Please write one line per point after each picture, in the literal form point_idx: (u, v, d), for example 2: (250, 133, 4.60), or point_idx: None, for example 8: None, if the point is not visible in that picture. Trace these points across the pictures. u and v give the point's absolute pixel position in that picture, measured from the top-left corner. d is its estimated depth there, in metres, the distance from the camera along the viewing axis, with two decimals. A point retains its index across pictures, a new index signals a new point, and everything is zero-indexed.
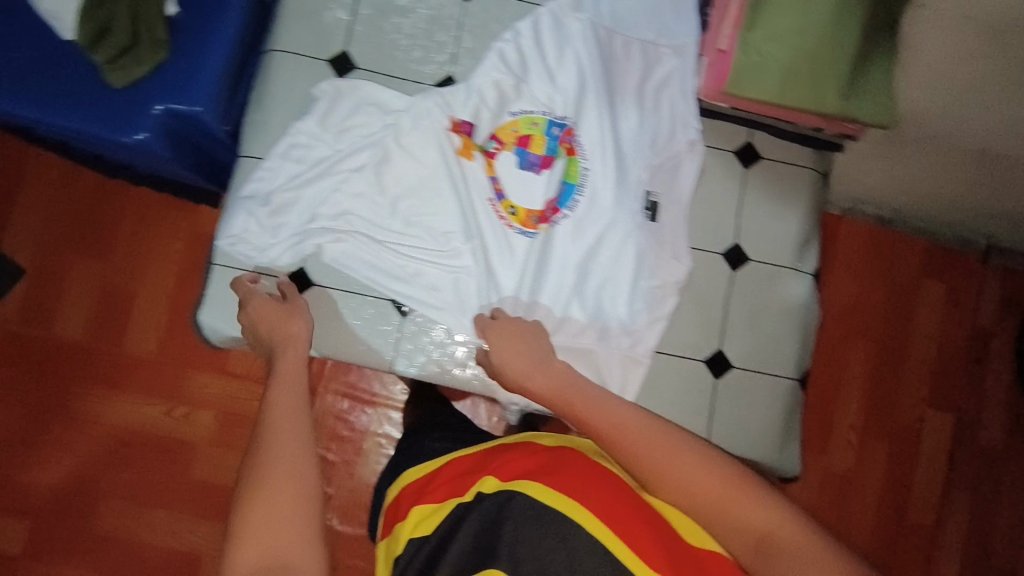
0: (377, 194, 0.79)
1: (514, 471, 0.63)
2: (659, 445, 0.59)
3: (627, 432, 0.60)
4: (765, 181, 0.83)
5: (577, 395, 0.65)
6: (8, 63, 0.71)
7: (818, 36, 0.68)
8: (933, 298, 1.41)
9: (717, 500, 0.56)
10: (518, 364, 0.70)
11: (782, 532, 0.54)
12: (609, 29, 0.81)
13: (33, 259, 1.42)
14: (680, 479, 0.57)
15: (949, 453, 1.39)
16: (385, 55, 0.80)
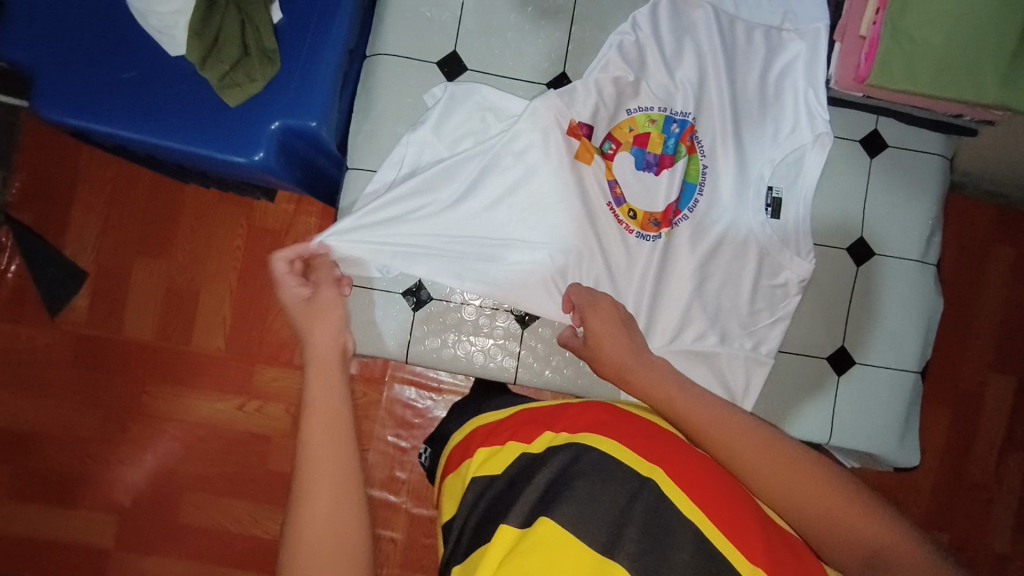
0: (492, 203, 0.75)
1: (585, 421, 0.54)
2: (762, 446, 0.48)
3: (725, 425, 0.50)
4: (891, 171, 0.81)
5: (679, 385, 0.56)
6: (123, 85, 0.69)
7: (972, 22, 0.67)
8: (1002, 263, 1.38)
9: (825, 512, 0.45)
10: (616, 355, 0.61)
11: (901, 554, 0.43)
12: (731, 16, 0.78)
13: (94, 257, 1.32)
14: (787, 487, 0.46)
15: (1010, 417, 1.39)
16: (498, 54, 0.78)
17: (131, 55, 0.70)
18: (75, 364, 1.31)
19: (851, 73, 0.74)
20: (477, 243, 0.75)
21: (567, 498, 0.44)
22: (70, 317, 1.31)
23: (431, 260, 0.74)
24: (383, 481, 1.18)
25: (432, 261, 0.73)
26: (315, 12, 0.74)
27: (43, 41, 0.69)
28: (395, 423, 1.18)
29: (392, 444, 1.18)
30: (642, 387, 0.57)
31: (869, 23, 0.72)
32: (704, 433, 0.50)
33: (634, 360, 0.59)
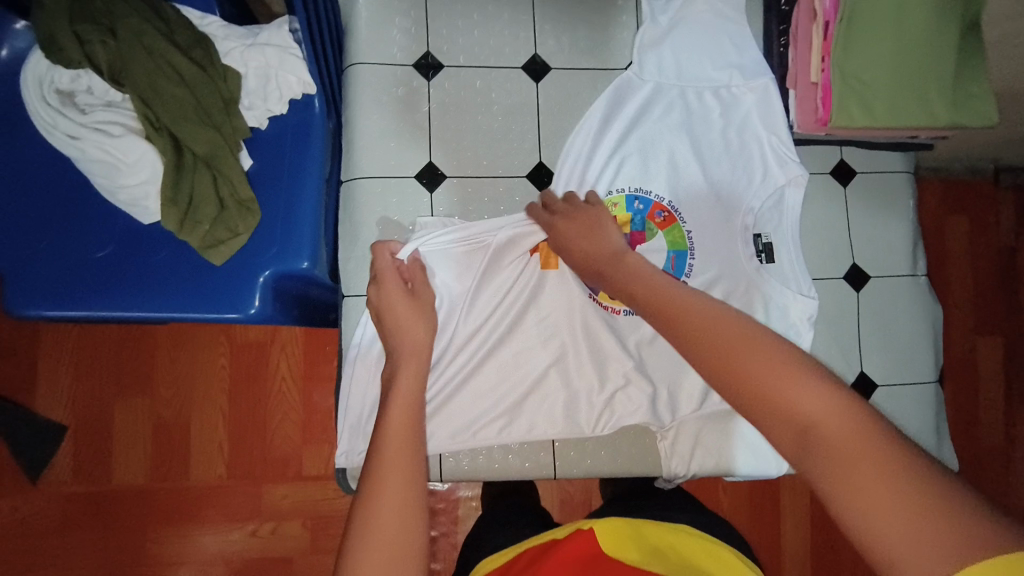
0: (475, 342, 0.75)
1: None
2: (712, 321, 0.49)
3: (679, 309, 0.51)
4: (865, 195, 0.84)
5: (648, 279, 0.57)
6: (97, 265, 0.67)
7: (914, 57, 0.71)
8: (960, 232, 1.44)
9: (762, 382, 0.44)
10: (592, 258, 0.64)
11: (837, 427, 0.40)
12: (683, 80, 0.80)
13: (72, 411, 1.24)
14: (721, 350, 0.47)
15: (1005, 373, 1.43)
16: (472, 155, 0.78)
17: (101, 231, 0.67)
18: (69, 528, 1.22)
19: (812, 116, 0.77)
20: (469, 385, 0.74)
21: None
22: (57, 480, 1.22)
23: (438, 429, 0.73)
24: None
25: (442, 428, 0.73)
26: (284, 153, 0.74)
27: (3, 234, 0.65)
28: None
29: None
30: (615, 284, 0.60)
31: (818, 69, 0.75)
32: (665, 312, 0.52)
33: (609, 261, 0.62)
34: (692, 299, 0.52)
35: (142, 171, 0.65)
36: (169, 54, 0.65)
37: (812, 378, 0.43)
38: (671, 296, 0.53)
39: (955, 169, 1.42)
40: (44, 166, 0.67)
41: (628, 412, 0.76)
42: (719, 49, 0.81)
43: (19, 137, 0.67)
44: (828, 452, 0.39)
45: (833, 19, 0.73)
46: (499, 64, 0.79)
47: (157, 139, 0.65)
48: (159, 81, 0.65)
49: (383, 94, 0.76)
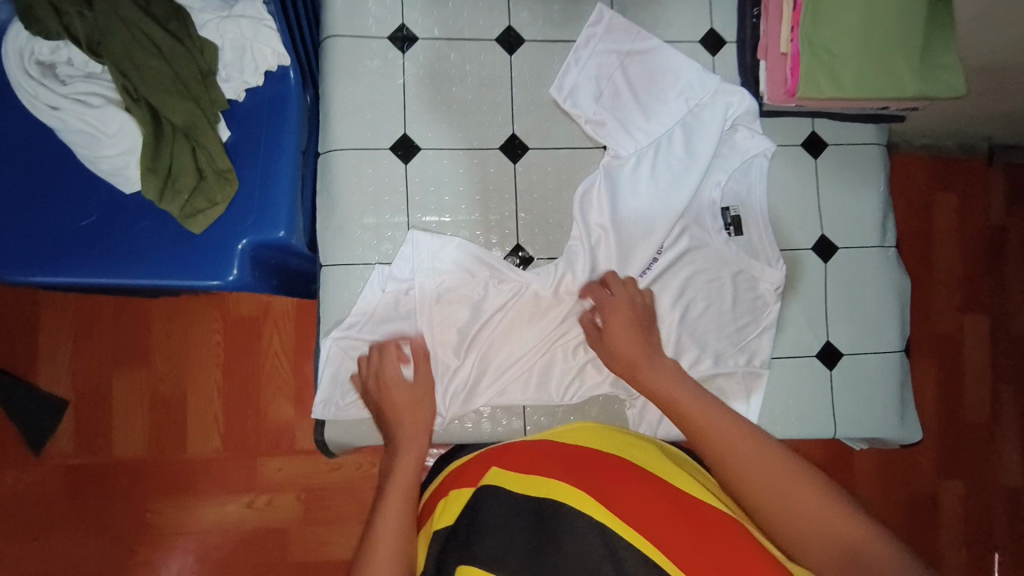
0: (463, 330, 0.78)
1: (512, 465, 0.60)
2: (751, 448, 0.55)
3: (722, 431, 0.58)
4: (836, 167, 0.85)
5: (686, 390, 0.65)
6: (83, 233, 0.69)
7: (881, 25, 0.71)
8: (948, 210, 1.45)
9: (806, 509, 0.50)
10: (628, 350, 0.71)
11: (874, 554, 0.46)
12: (632, 70, 0.82)
13: (72, 385, 1.28)
14: (755, 473, 0.53)
15: (991, 351, 1.45)
16: (446, 128, 0.79)
17: (86, 201, 0.70)
18: (71, 499, 1.26)
19: (781, 88, 0.78)
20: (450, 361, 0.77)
21: (474, 533, 0.51)
22: (58, 452, 1.27)
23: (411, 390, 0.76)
24: None
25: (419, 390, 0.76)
26: (262, 125, 0.74)
27: None
28: None
29: None
30: (653, 387, 0.66)
31: (787, 40, 0.76)
32: (700, 429, 0.59)
33: (647, 359, 0.69)
34: (732, 423, 0.59)
35: (122, 141, 0.67)
36: (147, 27, 0.67)
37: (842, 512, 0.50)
38: (709, 418, 0.59)
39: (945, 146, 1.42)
40: (28, 139, 0.69)
41: (596, 381, 0.80)
42: (675, 54, 0.82)
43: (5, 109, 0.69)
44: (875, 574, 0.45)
45: None
46: (472, 37, 0.80)
47: (136, 109, 0.67)
48: (137, 54, 0.67)
49: (357, 67, 0.78)
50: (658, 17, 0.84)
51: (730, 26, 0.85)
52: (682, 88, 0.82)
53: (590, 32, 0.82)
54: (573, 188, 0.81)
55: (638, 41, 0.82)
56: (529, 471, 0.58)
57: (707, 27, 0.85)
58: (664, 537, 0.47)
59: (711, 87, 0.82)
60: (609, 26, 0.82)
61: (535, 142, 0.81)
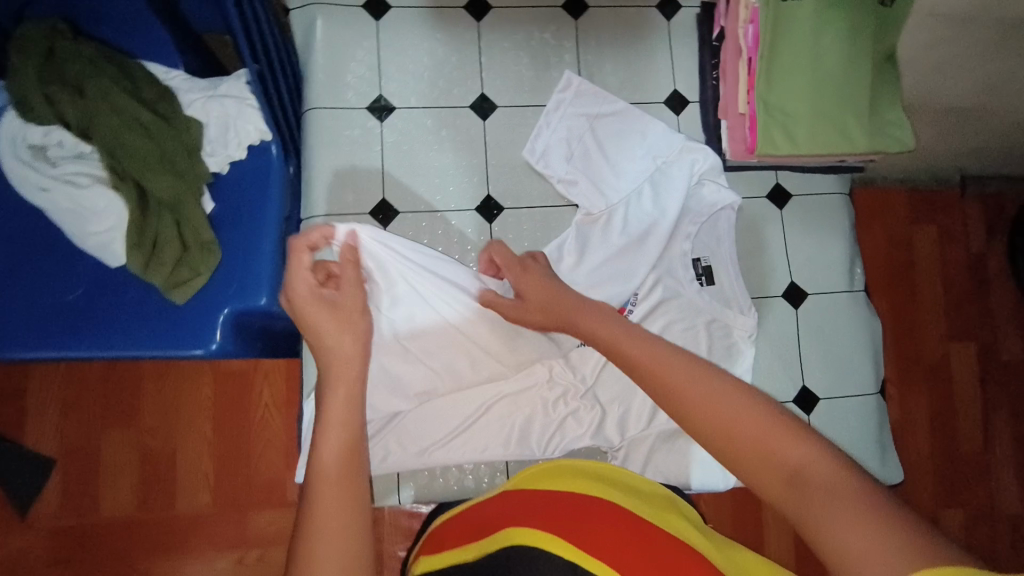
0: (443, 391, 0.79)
1: (471, 528, 0.60)
2: (689, 382, 0.47)
3: (658, 362, 0.49)
4: (801, 215, 0.88)
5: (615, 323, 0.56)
6: (69, 309, 0.71)
7: (829, 88, 0.76)
8: (928, 239, 1.48)
9: (745, 429, 0.44)
10: (552, 301, 0.62)
11: (821, 475, 0.40)
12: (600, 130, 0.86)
13: (59, 443, 1.27)
14: (689, 396, 0.46)
15: (980, 379, 1.46)
16: (424, 191, 0.83)
17: (72, 277, 0.72)
18: (56, 561, 1.24)
19: (742, 145, 0.82)
20: (432, 420, 0.79)
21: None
22: (45, 512, 1.25)
23: (397, 450, 0.79)
24: None
25: (408, 450, 0.79)
26: (245, 195, 0.77)
27: None
28: None
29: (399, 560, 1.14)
30: (584, 326, 0.57)
31: (744, 101, 0.81)
32: (630, 360, 0.51)
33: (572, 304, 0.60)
34: (667, 349, 0.50)
35: (109, 218, 0.69)
36: (134, 108, 0.70)
37: (792, 433, 0.43)
38: (641, 352, 0.51)
39: (920, 178, 1.47)
40: (19, 217, 0.71)
41: (577, 434, 0.81)
42: (641, 115, 0.87)
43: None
44: (823, 495, 0.39)
45: (755, 54, 0.79)
46: (448, 104, 0.85)
47: (122, 187, 0.69)
48: (127, 134, 0.70)
49: (338, 137, 0.82)
50: (624, 80, 0.89)
51: (694, 87, 0.90)
52: (650, 146, 0.86)
53: (560, 97, 0.86)
54: (545, 243, 0.84)
55: (606, 103, 0.86)
56: (484, 528, 0.59)
57: (672, 88, 0.89)
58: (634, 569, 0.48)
59: (676, 144, 0.86)
60: (578, 90, 0.87)
61: (510, 202, 0.85)
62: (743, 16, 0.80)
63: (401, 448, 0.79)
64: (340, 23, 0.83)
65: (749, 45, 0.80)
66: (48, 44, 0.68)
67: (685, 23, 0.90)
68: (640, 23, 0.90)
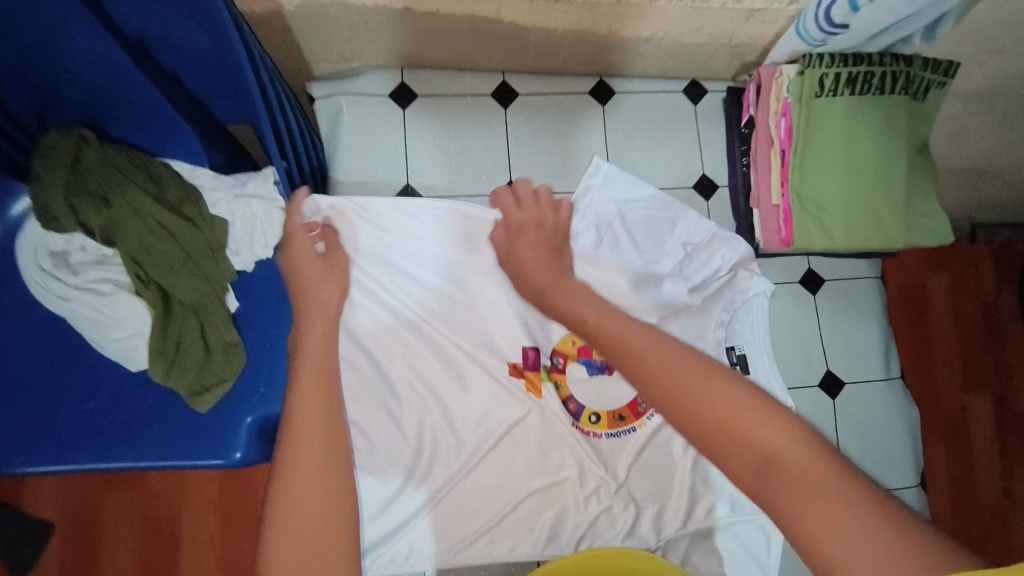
0: (476, 488, 0.78)
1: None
2: (673, 366, 0.44)
3: (642, 350, 0.46)
4: (835, 301, 0.87)
5: (598, 315, 0.53)
6: (88, 419, 0.68)
7: (863, 180, 0.74)
8: (940, 289, 1.45)
9: (713, 404, 0.41)
10: (535, 265, 0.67)
11: (793, 458, 0.37)
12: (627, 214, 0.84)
13: (60, 509, 1.22)
14: (656, 368, 0.44)
15: (994, 428, 1.44)
16: (452, 281, 0.80)
17: (91, 383, 0.69)
18: None
19: (775, 236, 0.80)
20: (464, 520, 0.77)
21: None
22: None
23: (424, 549, 0.76)
24: None
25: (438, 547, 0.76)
26: (271, 293, 0.75)
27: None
28: None
29: None
30: (564, 309, 0.58)
31: (778, 192, 0.79)
32: (607, 336, 0.50)
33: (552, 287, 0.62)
34: (642, 327, 0.49)
35: (130, 325, 0.67)
36: (157, 213, 0.68)
37: (762, 410, 0.40)
38: (623, 341, 0.48)
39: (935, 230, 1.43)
40: (36, 324, 0.69)
41: (610, 536, 0.78)
42: (671, 201, 0.84)
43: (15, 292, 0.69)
44: (792, 482, 0.37)
45: (788, 147, 0.77)
46: (476, 191, 0.84)
47: (147, 293, 0.68)
48: (149, 240, 0.68)
49: None
50: (652, 164, 0.88)
51: (722, 171, 0.89)
52: (681, 233, 0.84)
53: (589, 183, 0.83)
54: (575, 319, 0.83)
55: (635, 189, 0.84)
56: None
57: (700, 172, 0.89)
58: None
59: (708, 232, 0.84)
60: (607, 175, 0.83)
61: None
62: (773, 108, 0.78)
63: (429, 544, 0.76)
64: (367, 109, 0.81)
65: (781, 137, 0.78)
66: (72, 156, 0.66)
67: (712, 106, 0.89)
68: (669, 105, 0.88)
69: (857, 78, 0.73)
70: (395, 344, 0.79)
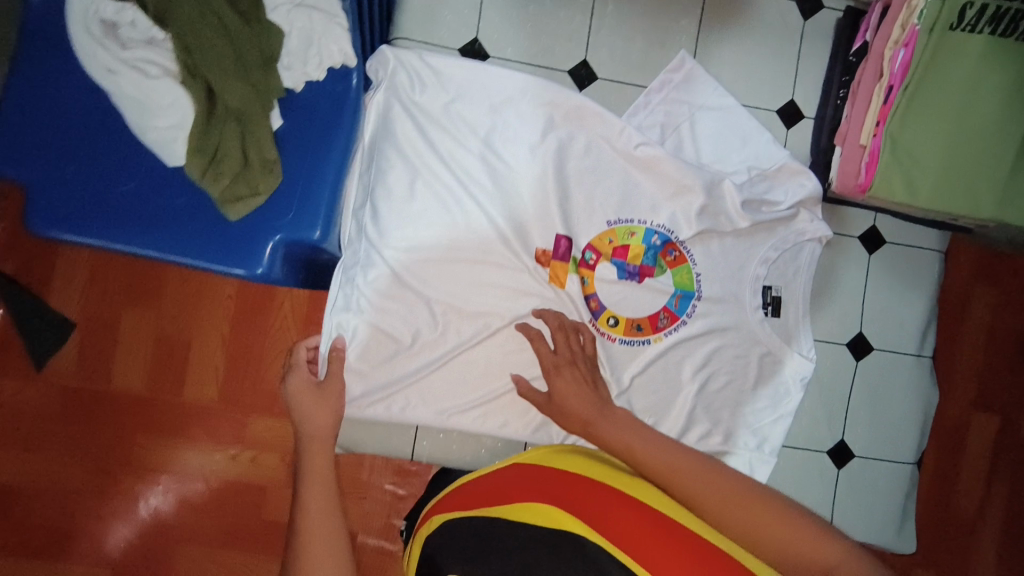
0: (479, 363, 0.78)
1: (485, 495, 0.61)
2: (713, 488, 0.58)
3: (685, 479, 0.59)
4: (891, 264, 0.82)
5: (641, 438, 0.64)
6: (119, 201, 0.67)
7: (971, 138, 0.66)
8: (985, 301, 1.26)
9: (768, 532, 0.54)
10: (582, 410, 0.68)
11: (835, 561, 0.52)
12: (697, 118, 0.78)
13: (82, 310, 1.25)
14: (710, 497, 0.57)
15: (990, 456, 1.28)
16: (501, 152, 0.77)
17: (127, 169, 0.68)
18: (65, 417, 1.26)
19: (852, 180, 0.74)
20: (461, 390, 0.78)
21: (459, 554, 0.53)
22: (59, 372, 1.25)
23: (416, 402, 0.78)
24: (380, 530, 1.14)
25: (429, 403, 0.78)
26: (315, 119, 0.73)
27: (42, 150, 0.66)
28: (378, 530, 1.14)
29: (390, 493, 1.15)
30: (609, 438, 0.65)
31: (870, 133, 0.72)
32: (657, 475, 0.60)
33: (600, 417, 0.67)
34: (688, 459, 0.61)
35: (173, 116, 0.66)
36: (219, 8, 0.66)
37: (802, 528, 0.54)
38: (668, 464, 0.60)
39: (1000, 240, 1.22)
40: (83, 96, 0.67)
41: None
42: (750, 122, 0.79)
43: (66, 58, 0.67)
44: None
45: (898, 83, 0.68)
46: (547, 65, 0.78)
47: (191, 86, 0.65)
48: (203, 31, 0.65)
49: (422, 73, 0.74)
50: (741, 78, 0.80)
51: (813, 100, 0.83)
52: (750, 156, 0.79)
53: (667, 77, 0.78)
54: (619, 218, 0.78)
55: (714, 96, 0.78)
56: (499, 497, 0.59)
57: (790, 96, 0.82)
58: (651, 555, 0.48)
59: (778, 161, 0.78)
60: (689, 74, 0.78)
61: (588, 184, 0.78)
62: (895, 38, 0.70)
63: (421, 397, 0.78)
64: None
65: (893, 72, 0.70)
66: None
67: (823, 26, 0.81)
68: (776, 15, 0.80)
69: (1006, 16, 0.62)
70: (416, 202, 0.76)
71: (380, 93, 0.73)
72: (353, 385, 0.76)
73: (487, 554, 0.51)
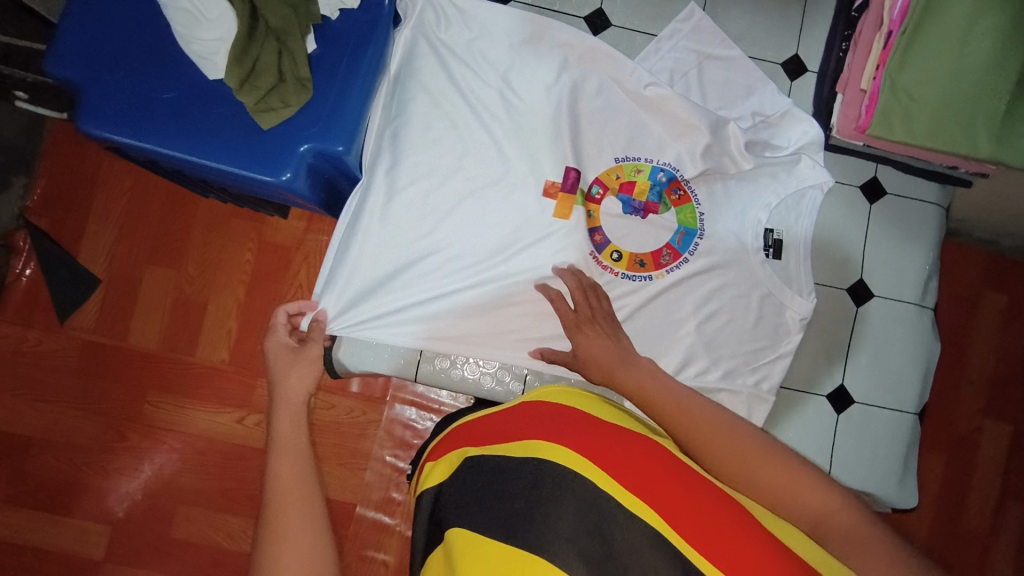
0: (485, 288, 0.80)
1: (489, 432, 0.56)
2: (717, 428, 0.54)
3: (693, 416, 0.56)
4: (890, 215, 0.86)
5: (655, 380, 0.63)
6: (166, 106, 0.73)
7: (972, 79, 0.69)
8: (993, 308, 1.24)
9: (774, 486, 0.50)
10: (583, 333, 0.71)
11: (842, 520, 0.47)
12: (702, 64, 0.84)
13: (108, 265, 1.23)
14: (715, 443, 0.53)
15: (1003, 466, 1.22)
16: (517, 85, 0.82)
17: (174, 80, 0.74)
18: (82, 372, 1.21)
19: (853, 122, 0.79)
20: (466, 313, 0.80)
21: (456, 507, 0.50)
22: (80, 325, 1.22)
23: (418, 326, 0.79)
24: (378, 502, 1.09)
25: (424, 322, 0.79)
26: (347, 46, 0.77)
27: (107, 60, 0.73)
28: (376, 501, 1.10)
29: (389, 466, 1.10)
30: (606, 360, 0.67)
31: (870, 77, 0.76)
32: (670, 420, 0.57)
33: (621, 363, 0.66)
34: (697, 402, 0.58)
35: (218, 29, 0.68)
36: None
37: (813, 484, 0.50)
38: (679, 406, 0.57)
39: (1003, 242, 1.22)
40: (149, 15, 0.74)
41: None
42: (754, 74, 0.84)
43: None
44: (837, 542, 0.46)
45: (898, 28, 0.72)
46: (565, 11, 0.86)
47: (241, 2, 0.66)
48: None
49: (450, 10, 0.80)
50: (747, 37, 0.87)
51: (815, 58, 0.88)
52: (753, 103, 0.84)
53: (677, 26, 0.84)
54: (628, 154, 0.82)
55: (721, 47, 0.84)
56: (499, 438, 0.55)
57: (793, 54, 0.88)
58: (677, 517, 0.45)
59: (781, 108, 0.83)
60: (698, 25, 0.84)
61: (598, 120, 0.82)
62: None
63: (416, 316, 0.79)
64: None
65: (893, 19, 0.74)
66: None
67: None
68: None
69: None
70: (436, 130, 0.80)
71: (407, 29, 0.80)
72: (361, 302, 0.78)
73: (484, 501, 0.48)
